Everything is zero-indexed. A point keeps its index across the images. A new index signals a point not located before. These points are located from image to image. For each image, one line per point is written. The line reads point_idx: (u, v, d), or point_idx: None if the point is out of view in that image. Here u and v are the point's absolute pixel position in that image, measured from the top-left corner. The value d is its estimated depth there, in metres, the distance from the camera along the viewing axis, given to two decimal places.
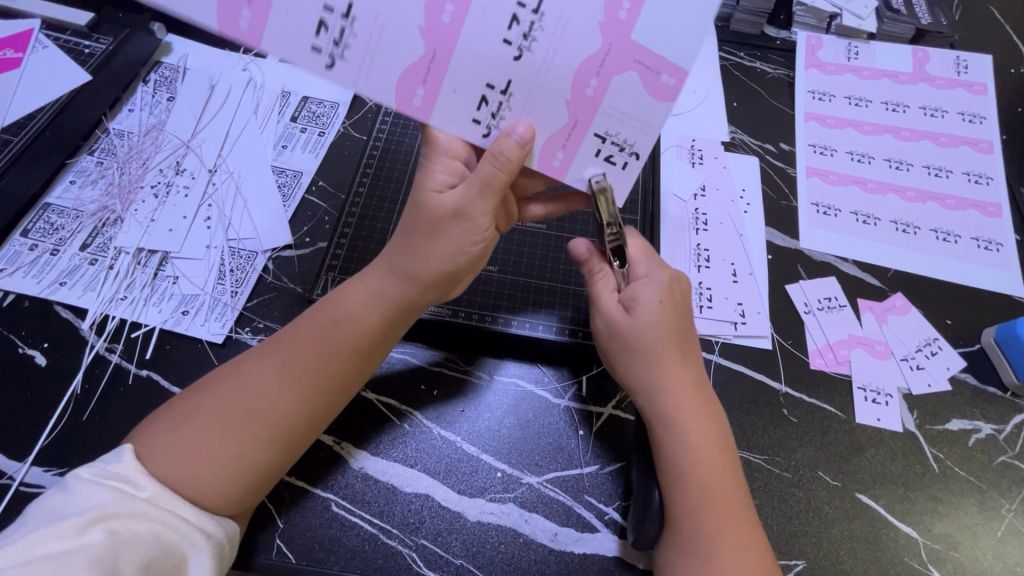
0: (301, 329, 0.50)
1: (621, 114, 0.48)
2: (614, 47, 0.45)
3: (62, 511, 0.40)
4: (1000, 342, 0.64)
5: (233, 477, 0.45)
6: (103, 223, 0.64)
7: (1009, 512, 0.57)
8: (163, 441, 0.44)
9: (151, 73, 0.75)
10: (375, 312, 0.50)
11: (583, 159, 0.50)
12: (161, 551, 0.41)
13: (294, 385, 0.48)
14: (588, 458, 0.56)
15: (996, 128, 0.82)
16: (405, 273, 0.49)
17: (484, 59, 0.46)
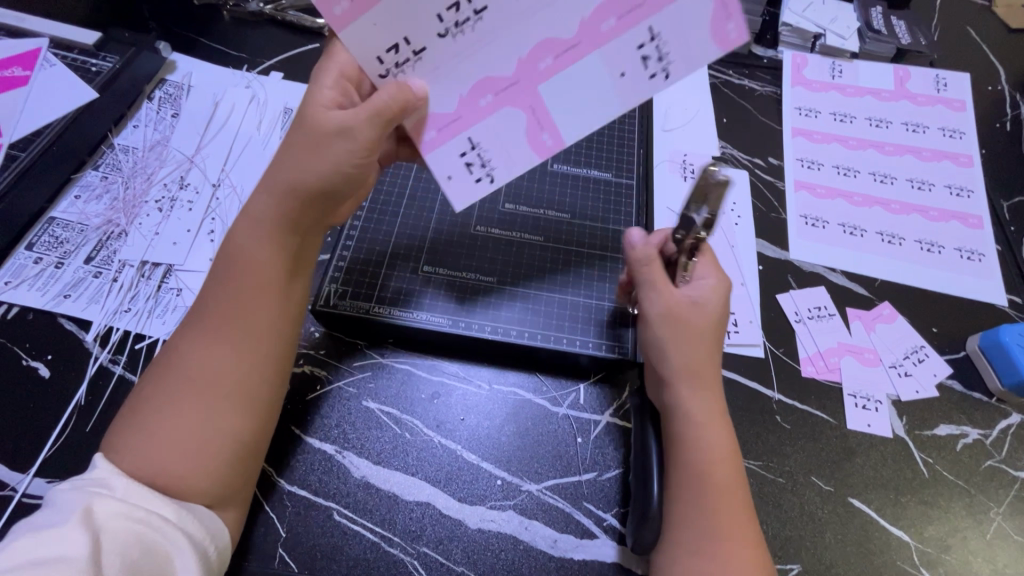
0: (210, 290, 0.51)
1: (495, 146, 0.51)
2: (518, 83, 0.49)
3: (39, 522, 0.40)
4: (984, 349, 0.66)
5: (207, 453, 0.46)
6: (108, 236, 0.65)
7: (998, 515, 0.59)
8: (128, 442, 0.45)
9: (155, 91, 0.77)
10: (262, 238, 0.51)
11: (448, 153, 0.52)
12: (142, 548, 0.41)
13: (221, 343, 0.49)
14: (586, 465, 0.57)
15: (975, 143, 0.85)
16: (284, 190, 0.50)
17: (416, 20, 0.46)
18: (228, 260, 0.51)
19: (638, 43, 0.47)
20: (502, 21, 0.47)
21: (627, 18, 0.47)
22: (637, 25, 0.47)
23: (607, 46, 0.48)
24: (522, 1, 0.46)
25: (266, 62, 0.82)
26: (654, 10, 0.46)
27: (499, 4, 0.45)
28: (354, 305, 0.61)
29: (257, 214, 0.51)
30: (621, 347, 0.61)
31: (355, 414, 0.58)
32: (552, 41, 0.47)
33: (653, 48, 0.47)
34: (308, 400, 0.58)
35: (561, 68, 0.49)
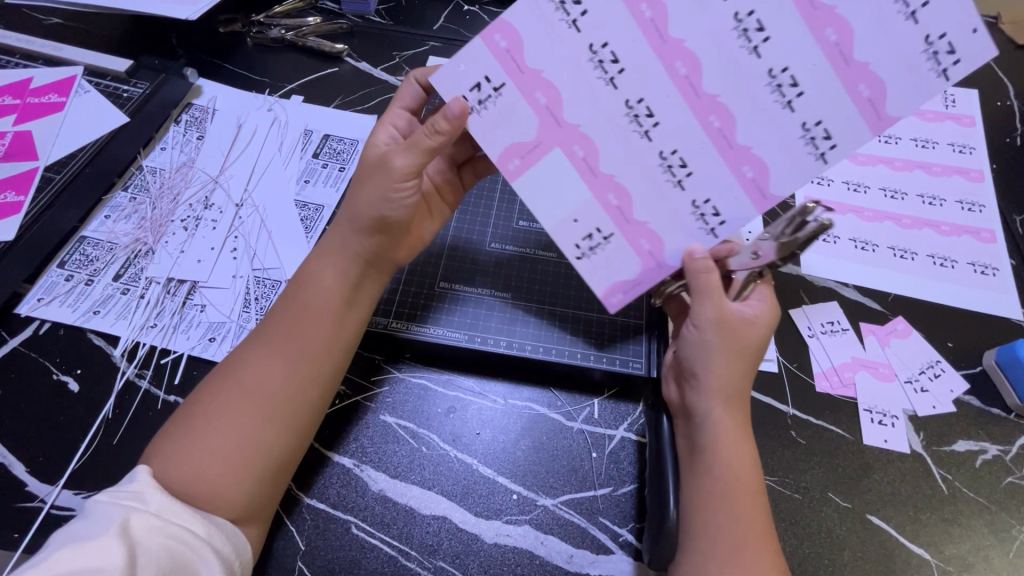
0: (278, 311, 0.55)
1: (520, 103, 0.50)
2: (557, 124, 0.51)
3: (76, 532, 0.41)
4: (1001, 364, 0.66)
5: (242, 463, 0.48)
6: (135, 255, 0.67)
7: (1021, 534, 0.58)
8: (174, 447, 0.48)
9: (182, 114, 0.80)
10: (332, 270, 0.56)
11: (481, 60, 0.49)
12: (178, 559, 0.42)
13: (278, 362, 0.52)
14: (602, 480, 0.57)
15: (985, 158, 0.85)
16: (356, 226, 0.55)
17: (613, 30, 0.48)
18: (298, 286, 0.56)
19: (607, 229, 0.53)
20: (601, 106, 0.50)
21: (610, 215, 0.52)
22: (623, 222, 0.52)
23: (595, 200, 0.52)
24: (626, 126, 0.50)
25: (287, 86, 0.85)
26: (643, 262, 0.53)
27: (630, 103, 0.49)
28: (371, 320, 0.63)
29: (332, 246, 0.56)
30: (635, 362, 0.61)
31: (373, 428, 0.59)
32: (593, 150, 0.51)
33: (604, 246, 0.53)
34: (328, 413, 0.59)
35: (551, 155, 0.51)
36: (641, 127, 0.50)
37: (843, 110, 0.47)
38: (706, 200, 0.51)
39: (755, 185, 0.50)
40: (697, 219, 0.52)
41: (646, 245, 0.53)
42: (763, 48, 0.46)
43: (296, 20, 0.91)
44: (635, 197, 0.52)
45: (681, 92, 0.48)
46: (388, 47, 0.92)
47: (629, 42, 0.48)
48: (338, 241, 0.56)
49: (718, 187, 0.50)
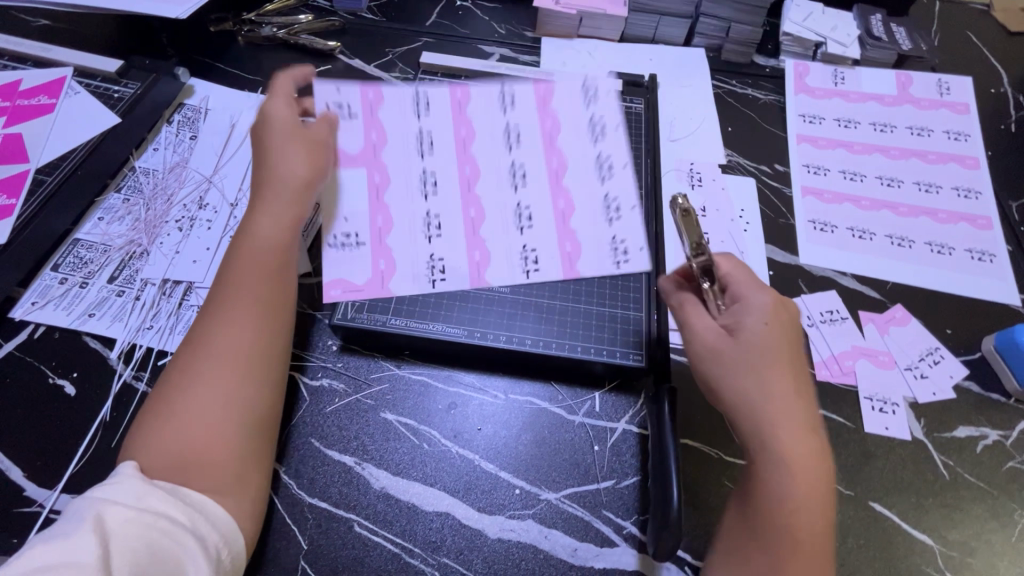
0: (224, 278, 0.55)
1: (358, 127, 0.69)
2: (366, 158, 0.68)
3: (55, 531, 0.40)
4: (999, 349, 0.66)
5: (217, 431, 0.49)
6: (130, 256, 0.67)
7: (1022, 517, 0.58)
8: (151, 436, 0.48)
9: (175, 114, 0.79)
10: (279, 225, 0.58)
11: (354, 106, 0.70)
12: (158, 552, 0.41)
13: (236, 324, 0.52)
14: (604, 473, 0.57)
15: (980, 145, 0.85)
16: (297, 194, 0.60)
17: (474, 120, 0.71)
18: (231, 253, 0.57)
19: (535, 220, 0.67)
20: (443, 160, 0.69)
21: (370, 231, 0.66)
22: (546, 235, 0.67)
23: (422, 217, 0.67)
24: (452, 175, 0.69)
25: None
26: (493, 266, 0.65)
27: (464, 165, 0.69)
28: (370, 317, 0.62)
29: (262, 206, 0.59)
30: (636, 355, 0.61)
31: (375, 426, 0.59)
32: (439, 181, 0.68)
33: (536, 258, 0.66)
34: (328, 412, 0.59)
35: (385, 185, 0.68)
36: (431, 185, 0.68)
37: (637, 233, 0.67)
38: (623, 240, 0.67)
39: (568, 261, 0.66)
40: (612, 250, 0.66)
41: (569, 248, 0.66)
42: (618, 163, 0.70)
43: (288, 18, 0.91)
44: (474, 227, 0.66)
45: (547, 166, 0.70)
46: (381, 44, 0.91)
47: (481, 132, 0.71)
48: (272, 196, 0.60)
49: (634, 235, 0.67)
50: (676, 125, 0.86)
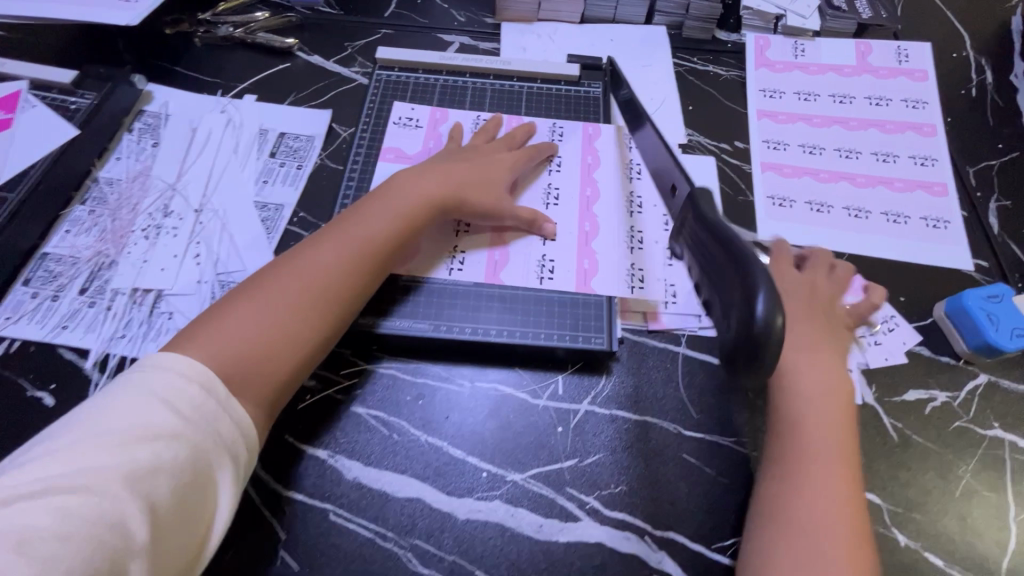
0: (348, 220, 0.62)
1: (420, 135, 0.77)
2: (421, 156, 0.75)
3: (101, 415, 0.45)
4: (949, 314, 0.68)
5: (279, 327, 0.54)
6: (99, 267, 0.68)
7: (965, 473, 0.61)
8: (232, 313, 0.54)
9: (135, 122, 0.79)
10: (414, 193, 0.64)
11: (423, 114, 0.78)
12: (186, 465, 0.45)
13: (338, 259, 0.59)
14: (567, 452, 0.60)
15: (938, 112, 0.86)
16: (444, 187, 0.66)
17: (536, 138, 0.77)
18: (354, 209, 0.63)
19: (560, 232, 0.69)
20: None
21: None
22: (566, 249, 0.68)
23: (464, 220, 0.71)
24: None
25: (240, 86, 0.85)
26: (508, 266, 0.67)
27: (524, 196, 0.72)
28: None
29: (421, 176, 0.66)
30: (596, 338, 0.64)
31: (346, 421, 0.61)
32: None
33: (553, 267, 0.67)
34: (300, 408, 0.61)
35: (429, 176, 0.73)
36: None
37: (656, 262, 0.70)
38: (640, 269, 0.70)
39: (585, 272, 0.67)
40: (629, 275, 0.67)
41: (587, 265, 0.67)
42: (639, 191, 0.75)
43: (244, 17, 0.90)
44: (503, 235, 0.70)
45: (581, 183, 0.73)
46: (339, 38, 0.91)
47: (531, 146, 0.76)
48: (424, 174, 0.67)
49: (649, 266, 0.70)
50: None
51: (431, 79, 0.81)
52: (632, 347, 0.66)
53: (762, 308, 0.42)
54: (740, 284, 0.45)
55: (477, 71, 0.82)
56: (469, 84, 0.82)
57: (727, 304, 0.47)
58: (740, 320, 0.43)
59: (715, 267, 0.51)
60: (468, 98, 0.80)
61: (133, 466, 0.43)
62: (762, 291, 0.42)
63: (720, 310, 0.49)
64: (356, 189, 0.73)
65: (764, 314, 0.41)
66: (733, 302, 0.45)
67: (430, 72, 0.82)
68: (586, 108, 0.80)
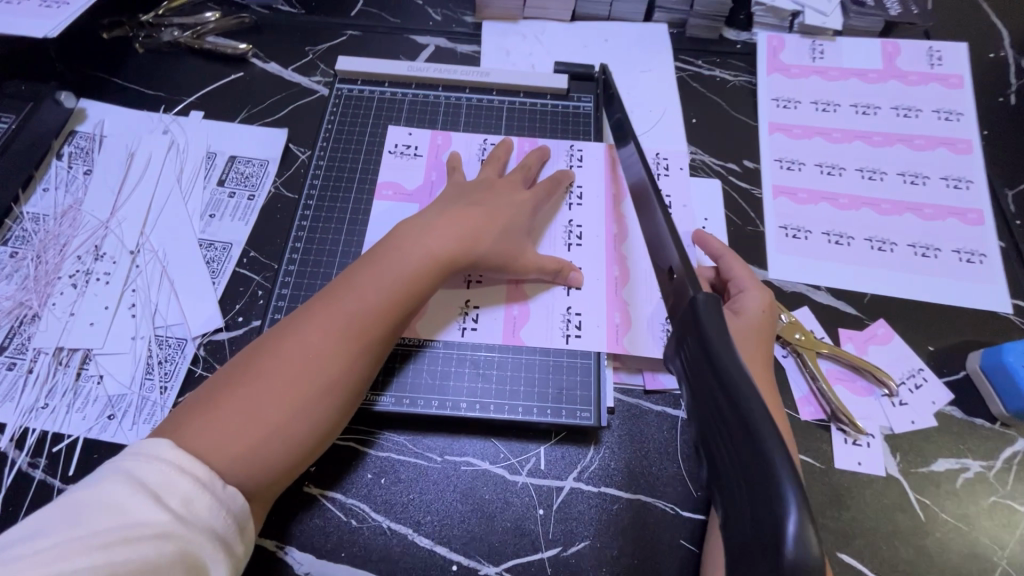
0: (344, 284, 0.52)
1: (419, 166, 0.67)
2: (418, 193, 0.66)
3: (75, 505, 0.37)
4: (985, 369, 0.60)
5: (273, 424, 0.45)
6: (20, 322, 0.60)
7: (1003, 559, 0.54)
8: (212, 414, 0.44)
9: (65, 146, 0.70)
10: (423, 247, 0.55)
11: (424, 140, 0.69)
12: (175, 564, 0.36)
13: (338, 334, 0.49)
14: (549, 540, 0.53)
15: (974, 124, 0.76)
16: (457, 236, 0.56)
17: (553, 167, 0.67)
18: (373, 254, 0.55)
19: (586, 281, 0.62)
20: None
21: None
22: (592, 300, 0.61)
23: None
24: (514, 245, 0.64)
25: (185, 100, 0.75)
26: (530, 323, 0.60)
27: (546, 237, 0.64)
28: None
29: (430, 225, 0.57)
30: (582, 412, 0.56)
31: (296, 504, 0.53)
32: None
33: (580, 322, 0.60)
34: None
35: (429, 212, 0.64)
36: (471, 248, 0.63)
37: None
38: None
39: (615, 331, 0.59)
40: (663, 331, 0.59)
41: (617, 320, 0.60)
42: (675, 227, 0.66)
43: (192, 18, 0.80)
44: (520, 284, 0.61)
45: (606, 221, 0.65)
46: (299, 42, 0.80)
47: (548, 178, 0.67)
48: (430, 223, 0.57)
49: None
50: (634, 119, 0.76)
51: (400, 93, 0.72)
52: (625, 413, 0.58)
53: (791, 548, 0.26)
54: (749, 483, 0.29)
55: (452, 83, 0.73)
56: (442, 99, 0.72)
57: (730, 503, 0.31)
58: (753, 545, 0.28)
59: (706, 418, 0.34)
60: (441, 116, 0.71)
61: (110, 569, 0.35)
62: (792, 514, 0.26)
63: (721, 500, 0.32)
64: (313, 226, 0.64)
65: (797, 562, 0.26)
66: (742, 510, 0.29)
67: (398, 85, 0.73)
68: (576, 126, 0.71)
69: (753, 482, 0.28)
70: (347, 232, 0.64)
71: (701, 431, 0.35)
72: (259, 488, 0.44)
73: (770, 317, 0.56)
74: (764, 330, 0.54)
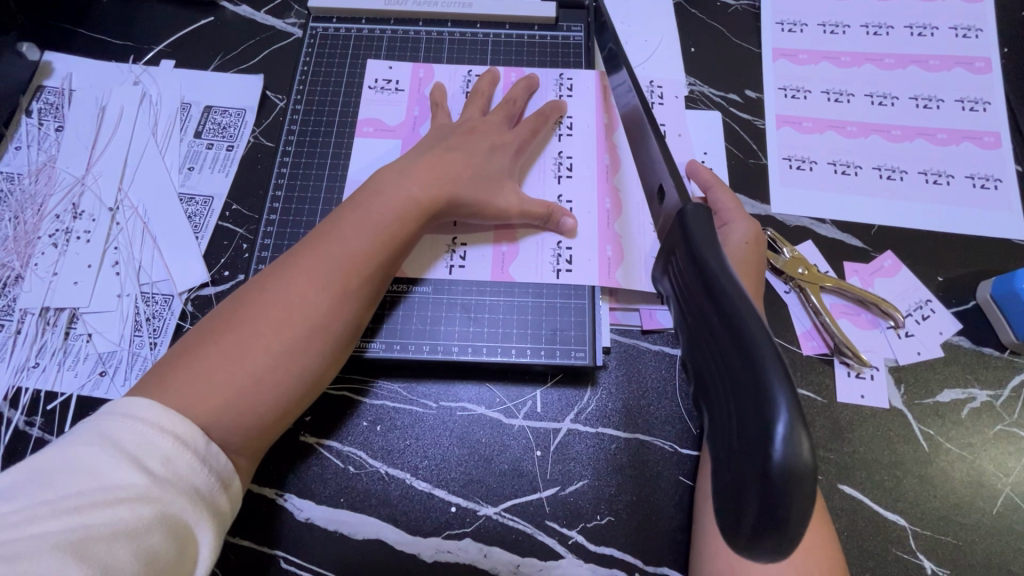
0: (327, 233, 0.50)
1: (402, 102, 0.64)
2: (401, 130, 0.63)
3: (50, 467, 0.37)
4: (996, 298, 0.58)
5: (256, 375, 0.44)
6: (4, 283, 0.59)
7: (1007, 486, 0.53)
8: (193, 363, 0.43)
9: (34, 101, 0.67)
10: (405, 191, 0.52)
11: (405, 74, 0.65)
12: (152, 527, 0.36)
13: (321, 283, 0.48)
14: (546, 480, 0.52)
15: (994, 41, 0.71)
16: (440, 176, 0.54)
17: (541, 97, 0.64)
18: (352, 201, 0.52)
19: (577, 214, 0.59)
20: None
21: None
22: (584, 234, 0.58)
23: None
24: None
25: (154, 48, 0.71)
26: (519, 259, 0.58)
27: (534, 171, 0.61)
28: None
29: (410, 168, 0.54)
30: (578, 352, 0.55)
31: (293, 454, 0.53)
32: None
33: (571, 256, 0.58)
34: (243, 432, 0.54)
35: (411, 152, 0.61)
36: None
37: None
38: None
39: (607, 263, 0.57)
40: None
41: (610, 253, 0.58)
42: None
43: None
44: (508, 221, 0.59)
45: (597, 151, 0.62)
46: None
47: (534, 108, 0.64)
48: (410, 166, 0.54)
49: None
50: (629, 50, 0.72)
51: (378, 30, 0.68)
52: (622, 354, 0.57)
53: (780, 451, 0.25)
54: (738, 391, 0.28)
55: (433, 17, 0.68)
56: (423, 35, 0.68)
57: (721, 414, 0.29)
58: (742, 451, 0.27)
59: (696, 331, 0.33)
60: (422, 52, 0.67)
61: (83, 533, 0.35)
62: (782, 416, 0.25)
63: (711, 416, 0.31)
64: (294, 175, 0.62)
65: (786, 464, 0.25)
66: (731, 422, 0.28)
67: (375, 22, 0.68)
68: (566, 58, 0.67)
69: (742, 390, 0.27)
70: (330, 179, 0.62)
71: (692, 350, 0.33)
72: (248, 436, 0.44)
73: (758, 248, 0.53)
74: (752, 260, 0.52)
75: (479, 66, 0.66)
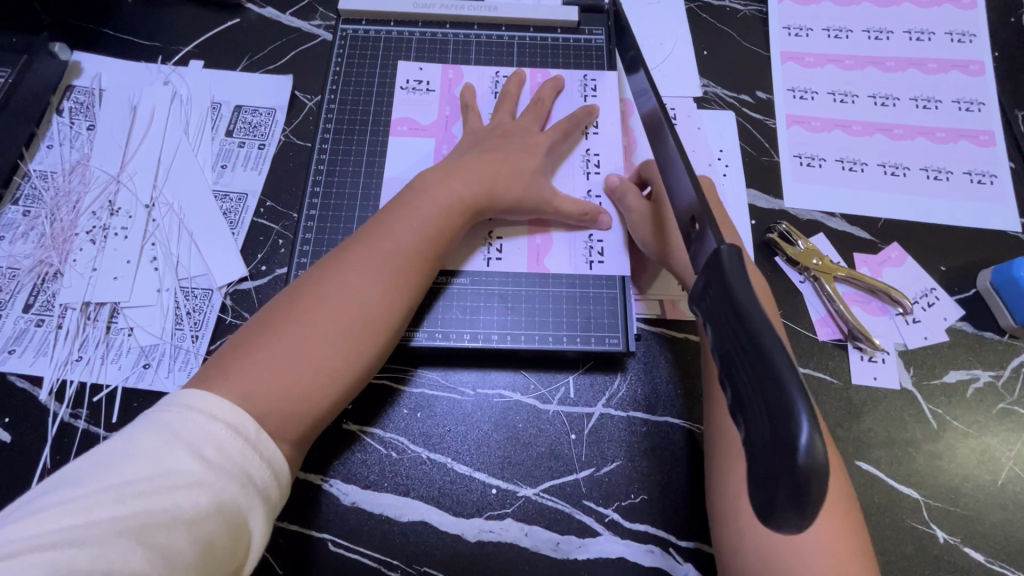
0: (374, 231, 0.52)
1: (433, 101, 0.66)
2: (432, 128, 0.65)
3: (115, 453, 0.39)
4: (996, 286, 0.62)
5: (307, 366, 0.46)
6: (43, 279, 0.60)
7: (1009, 460, 0.57)
8: (251, 354, 0.45)
9: (64, 101, 0.68)
10: (446, 191, 0.55)
11: (436, 75, 0.67)
12: (210, 515, 0.38)
13: (370, 278, 0.50)
14: (582, 461, 0.55)
15: (987, 46, 0.76)
16: (478, 173, 0.57)
17: (568, 96, 0.67)
18: (397, 201, 0.55)
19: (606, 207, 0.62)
20: None
21: None
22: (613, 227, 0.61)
23: None
24: None
25: (183, 49, 0.72)
26: (552, 251, 0.60)
27: (563, 167, 0.63)
28: None
29: (448, 170, 0.57)
30: (610, 338, 0.58)
31: (337, 441, 0.55)
32: None
33: (602, 248, 0.61)
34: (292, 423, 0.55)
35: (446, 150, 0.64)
36: None
37: None
38: None
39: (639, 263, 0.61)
40: None
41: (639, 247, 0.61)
42: None
43: None
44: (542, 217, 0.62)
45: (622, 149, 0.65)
46: None
47: (560, 106, 0.66)
48: (449, 167, 0.57)
49: None
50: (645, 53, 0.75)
51: (407, 33, 0.70)
52: (650, 341, 0.59)
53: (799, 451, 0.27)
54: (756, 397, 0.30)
55: (459, 21, 0.71)
56: (450, 37, 0.70)
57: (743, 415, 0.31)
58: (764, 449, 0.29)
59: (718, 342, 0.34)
60: (450, 54, 0.69)
61: (145, 519, 0.37)
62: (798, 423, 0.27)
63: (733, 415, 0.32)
64: (328, 173, 0.64)
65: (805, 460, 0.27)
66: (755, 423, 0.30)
67: (403, 24, 0.70)
68: (589, 60, 0.69)
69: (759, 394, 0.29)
70: (365, 175, 0.64)
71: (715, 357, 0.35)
72: (300, 425, 0.45)
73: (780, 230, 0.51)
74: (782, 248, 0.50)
75: (506, 67, 0.69)
